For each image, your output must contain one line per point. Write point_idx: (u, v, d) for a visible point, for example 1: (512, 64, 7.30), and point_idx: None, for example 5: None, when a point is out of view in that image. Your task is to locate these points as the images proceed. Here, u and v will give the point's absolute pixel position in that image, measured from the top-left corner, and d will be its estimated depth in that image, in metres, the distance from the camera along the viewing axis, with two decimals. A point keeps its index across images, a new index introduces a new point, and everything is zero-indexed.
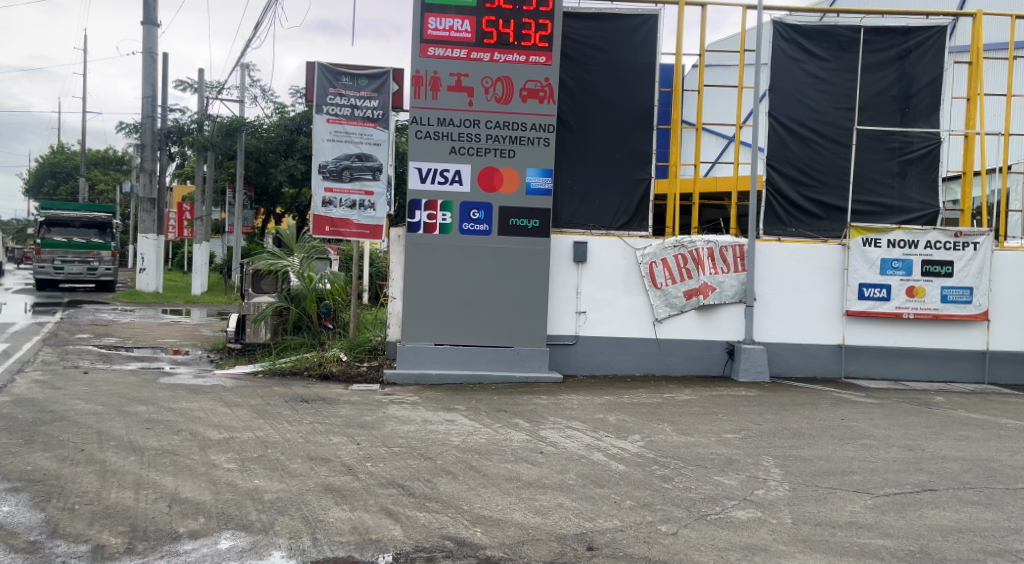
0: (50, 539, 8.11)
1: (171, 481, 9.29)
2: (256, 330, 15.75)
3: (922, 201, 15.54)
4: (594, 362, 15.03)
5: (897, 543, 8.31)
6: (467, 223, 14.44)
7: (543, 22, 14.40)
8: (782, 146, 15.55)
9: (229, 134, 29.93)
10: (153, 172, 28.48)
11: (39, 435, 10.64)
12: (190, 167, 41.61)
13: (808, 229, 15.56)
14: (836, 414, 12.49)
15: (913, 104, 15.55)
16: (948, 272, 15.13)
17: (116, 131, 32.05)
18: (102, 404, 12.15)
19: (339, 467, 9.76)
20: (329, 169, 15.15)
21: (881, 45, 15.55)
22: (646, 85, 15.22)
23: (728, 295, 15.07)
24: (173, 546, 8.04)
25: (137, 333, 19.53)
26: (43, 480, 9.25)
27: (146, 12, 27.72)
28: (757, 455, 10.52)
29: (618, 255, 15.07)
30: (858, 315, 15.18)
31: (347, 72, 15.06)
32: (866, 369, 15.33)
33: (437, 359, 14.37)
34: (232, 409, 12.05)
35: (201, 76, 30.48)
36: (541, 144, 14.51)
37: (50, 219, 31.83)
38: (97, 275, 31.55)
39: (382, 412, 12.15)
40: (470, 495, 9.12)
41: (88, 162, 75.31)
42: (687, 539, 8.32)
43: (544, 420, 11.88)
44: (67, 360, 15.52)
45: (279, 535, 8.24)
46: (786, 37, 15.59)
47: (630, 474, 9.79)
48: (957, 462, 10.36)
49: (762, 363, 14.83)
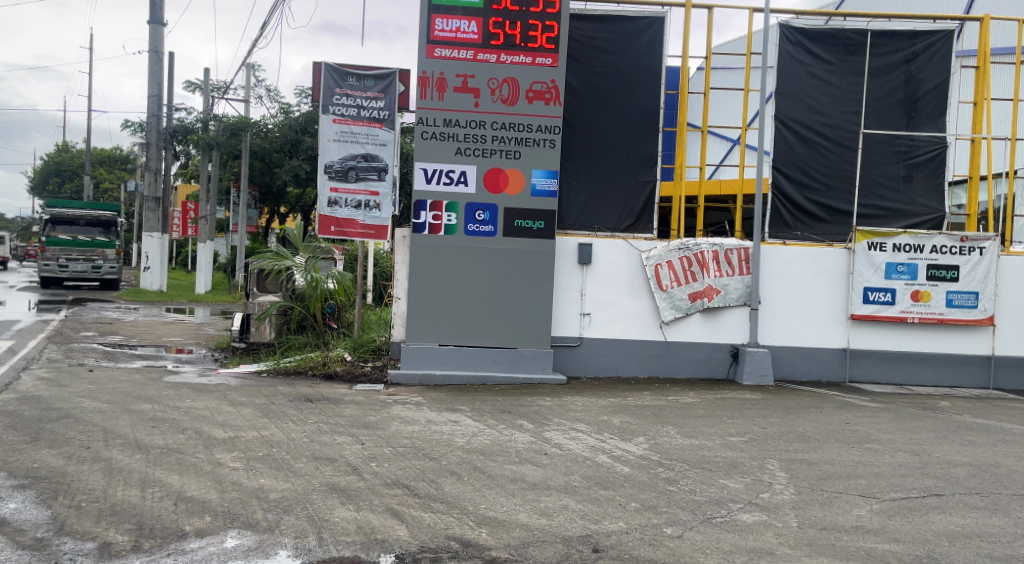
0: (57, 537, 8.12)
1: (177, 479, 9.30)
2: (261, 329, 15.84)
3: (928, 205, 15.53)
4: (599, 364, 15.03)
5: (903, 548, 8.30)
6: (472, 224, 14.44)
7: (550, 23, 14.42)
8: (788, 150, 15.55)
9: (233, 133, 29.89)
10: (158, 172, 28.55)
11: (45, 433, 10.65)
12: (195, 166, 41.64)
13: (813, 233, 15.56)
14: (841, 418, 12.48)
15: (920, 108, 15.54)
16: (954, 277, 15.12)
17: (122, 130, 32.06)
18: (107, 402, 12.14)
19: (344, 467, 9.76)
20: (335, 169, 15.14)
21: (887, 48, 15.55)
22: (652, 87, 15.22)
23: (733, 298, 15.07)
24: (180, 544, 8.05)
25: (142, 331, 19.51)
26: (49, 477, 9.26)
27: (153, 11, 27.74)
28: (762, 458, 10.51)
29: (624, 257, 15.04)
30: (863, 319, 15.15)
31: (353, 73, 15.06)
32: (870, 373, 15.31)
33: (441, 360, 14.38)
34: (237, 408, 12.03)
35: (207, 76, 30.46)
36: (546, 146, 14.51)
37: (56, 217, 31.87)
38: (103, 274, 31.59)
39: (386, 412, 12.15)
40: (474, 496, 9.12)
41: (93, 162, 75.49)
42: (693, 542, 8.32)
43: (548, 422, 11.89)
44: (72, 358, 15.50)
45: (286, 535, 8.24)
46: (792, 40, 15.58)
47: (635, 476, 9.79)
48: (963, 467, 10.35)
49: (766, 366, 14.83)
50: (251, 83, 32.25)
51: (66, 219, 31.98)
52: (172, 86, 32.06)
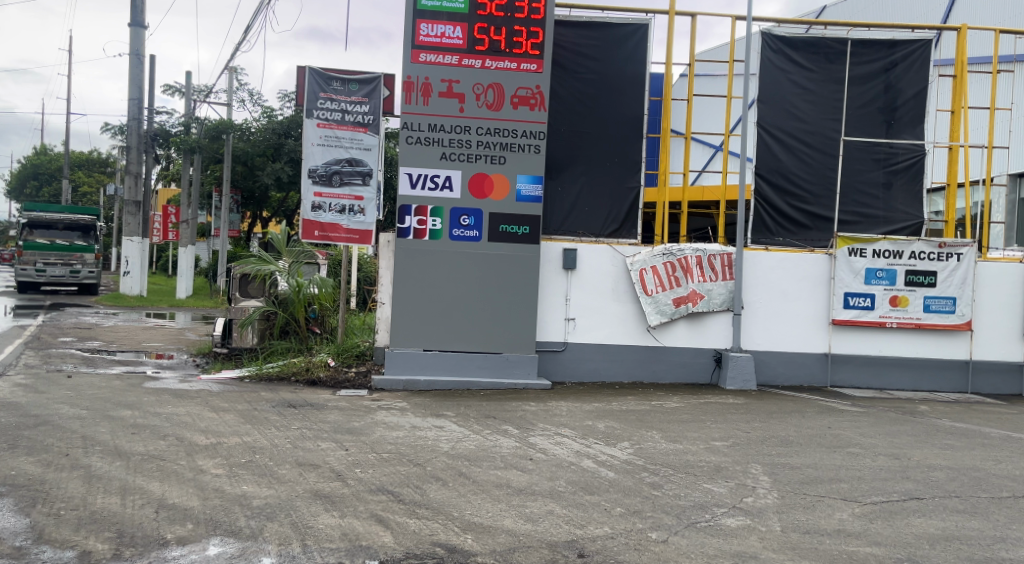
0: (36, 545, 8.07)
1: (157, 486, 9.25)
2: (243, 334, 15.71)
3: (906, 211, 15.66)
4: (584, 369, 15.05)
5: (885, 551, 8.37)
6: (457, 230, 14.44)
7: (534, 30, 14.48)
8: (771, 156, 15.66)
9: (216, 138, 29.75)
10: (138, 176, 28.09)
11: (23, 440, 10.57)
12: (174, 170, 41.44)
13: (796, 239, 15.67)
14: (823, 422, 12.57)
15: (899, 116, 15.69)
16: (931, 282, 15.25)
17: (102, 133, 31.90)
18: (86, 408, 12.10)
19: (329, 473, 9.75)
20: (319, 173, 15.05)
21: (867, 57, 15.68)
22: (636, 93, 15.28)
23: (716, 303, 15.14)
24: (162, 552, 8.02)
25: (122, 336, 19.43)
26: (27, 484, 9.20)
27: (133, 14, 27.57)
28: (745, 462, 10.57)
29: (607, 262, 15.08)
30: (843, 324, 15.27)
31: (338, 77, 15.04)
32: (851, 378, 15.42)
33: (425, 365, 14.35)
34: (219, 414, 12.02)
35: (189, 79, 30.29)
36: (531, 151, 14.55)
37: (33, 221, 31.50)
38: (80, 278, 31.41)
39: (370, 418, 12.12)
40: (460, 501, 9.13)
41: (72, 165, 74.83)
42: (678, 546, 8.36)
43: (534, 426, 11.94)
44: (50, 364, 15.39)
45: (269, 542, 8.21)
46: (773, 48, 15.68)
47: (620, 481, 9.80)
48: (942, 470, 10.45)
49: (749, 371, 14.93)
50: (234, 87, 32.05)
51: (44, 223, 31.63)
52: (152, 88, 31.84)
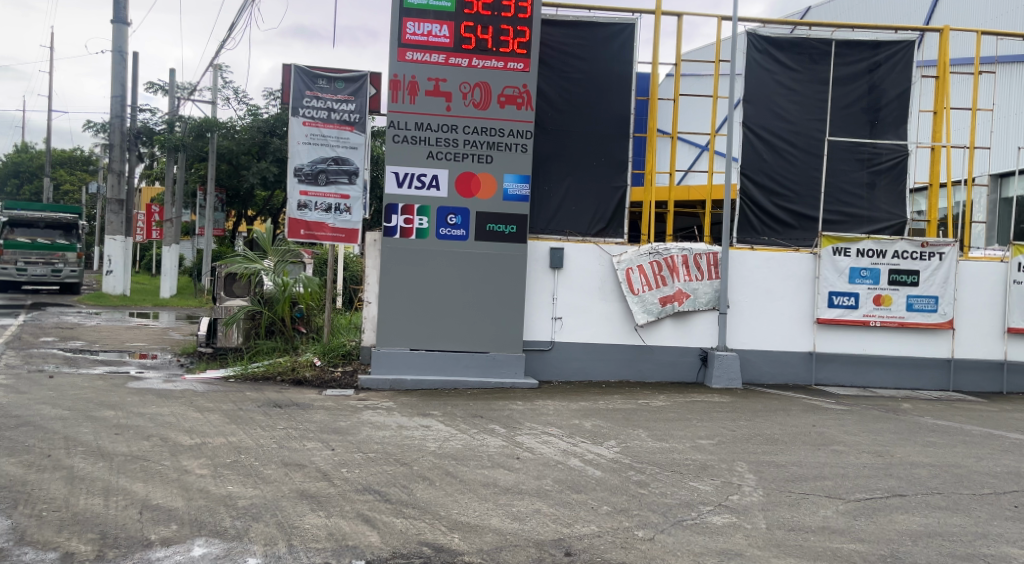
0: (18, 546, 8.01)
1: (141, 487, 9.20)
2: (228, 334, 15.69)
3: (890, 211, 15.76)
4: (570, 368, 15.07)
5: (869, 547, 8.41)
6: (444, 228, 14.42)
7: (521, 29, 14.49)
8: (757, 156, 15.71)
9: (200, 136, 29.61)
10: (121, 173, 27.92)
11: (4, 441, 10.49)
12: (157, 169, 41.21)
13: (781, 239, 15.74)
14: (808, 420, 12.62)
15: (882, 116, 15.77)
16: (914, 281, 15.34)
17: (84, 131, 31.72)
18: (68, 409, 12.02)
19: (315, 473, 9.71)
20: (304, 172, 15.04)
21: (852, 58, 15.75)
22: (623, 93, 15.30)
23: (702, 302, 15.18)
24: (146, 553, 7.98)
25: (105, 336, 19.31)
26: (9, 486, 9.13)
27: (115, 11, 27.40)
28: (731, 460, 10.61)
29: (594, 261, 15.10)
30: (828, 323, 15.34)
31: (324, 75, 15.02)
32: (836, 377, 15.49)
33: (411, 364, 14.33)
34: (204, 414, 11.96)
35: (172, 77, 30.12)
36: (518, 150, 14.55)
37: (14, 220, 31.23)
38: (62, 278, 31.23)
39: (356, 418, 12.09)
40: (446, 500, 9.12)
41: (53, 163, 74.32)
42: (664, 544, 8.38)
43: (520, 425, 11.94)
44: (32, 364, 15.30)
45: (254, 543, 8.18)
46: (758, 48, 15.73)
47: (607, 479, 9.82)
48: (925, 467, 10.51)
49: (734, 370, 15.00)
50: (218, 85, 31.89)
51: (25, 222, 31.38)
52: (134, 86, 31.68)
